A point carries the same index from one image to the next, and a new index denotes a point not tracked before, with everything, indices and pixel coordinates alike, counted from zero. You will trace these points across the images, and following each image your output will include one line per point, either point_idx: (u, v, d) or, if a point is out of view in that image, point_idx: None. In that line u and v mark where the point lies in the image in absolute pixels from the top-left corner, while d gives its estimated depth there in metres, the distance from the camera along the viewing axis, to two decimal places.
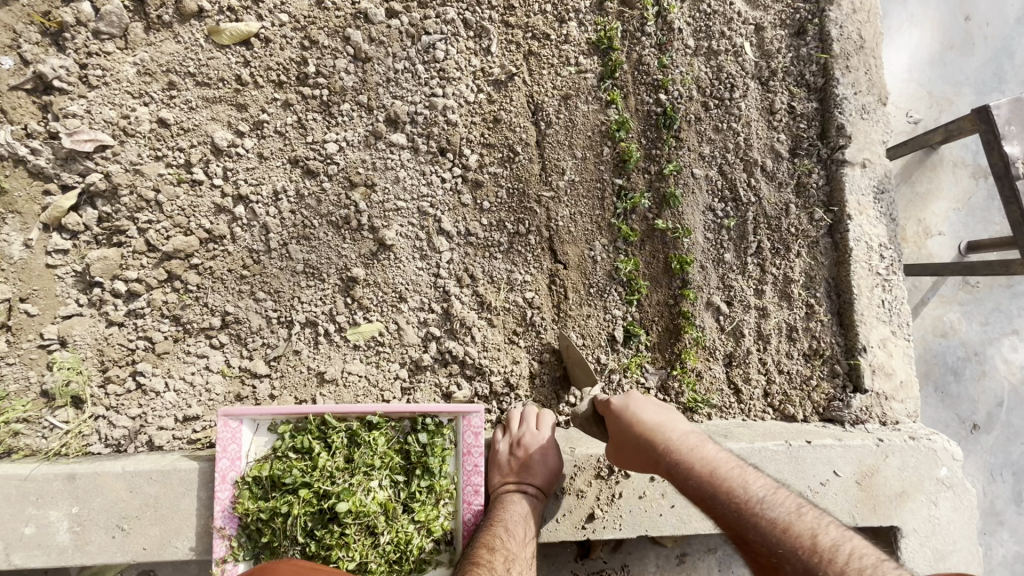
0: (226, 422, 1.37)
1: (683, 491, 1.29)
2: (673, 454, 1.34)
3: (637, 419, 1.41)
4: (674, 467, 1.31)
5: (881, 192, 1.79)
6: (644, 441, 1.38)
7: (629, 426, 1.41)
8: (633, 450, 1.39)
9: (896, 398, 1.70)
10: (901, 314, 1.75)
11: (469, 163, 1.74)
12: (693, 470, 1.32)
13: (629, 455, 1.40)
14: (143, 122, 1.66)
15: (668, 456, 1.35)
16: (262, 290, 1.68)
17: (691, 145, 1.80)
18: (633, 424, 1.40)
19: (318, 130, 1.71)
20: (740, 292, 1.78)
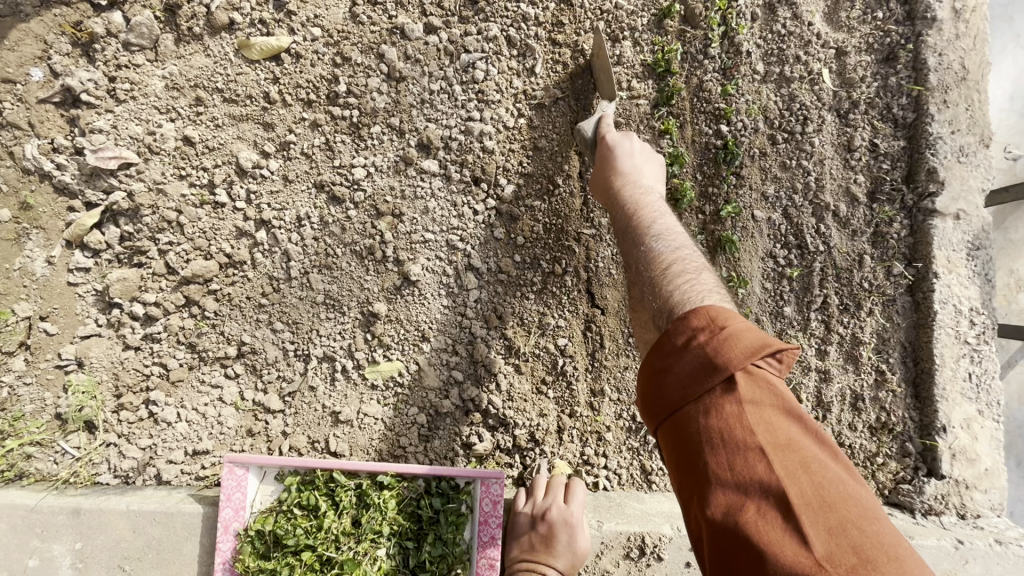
0: (232, 470, 1.29)
1: (627, 242, 1.29)
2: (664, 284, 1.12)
3: (613, 155, 1.40)
4: (622, 216, 1.33)
5: (975, 247, 1.55)
6: (614, 184, 1.37)
7: (604, 163, 1.40)
8: (600, 171, 1.41)
9: (978, 488, 1.48)
10: (991, 390, 1.52)
11: (504, 195, 1.60)
12: (651, 215, 1.30)
13: (597, 173, 1.42)
14: (169, 139, 1.59)
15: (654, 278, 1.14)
16: (280, 321, 1.59)
17: (753, 183, 1.61)
18: (604, 168, 1.40)
19: (346, 153, 1.60)
20: (800, 351, 1.59)
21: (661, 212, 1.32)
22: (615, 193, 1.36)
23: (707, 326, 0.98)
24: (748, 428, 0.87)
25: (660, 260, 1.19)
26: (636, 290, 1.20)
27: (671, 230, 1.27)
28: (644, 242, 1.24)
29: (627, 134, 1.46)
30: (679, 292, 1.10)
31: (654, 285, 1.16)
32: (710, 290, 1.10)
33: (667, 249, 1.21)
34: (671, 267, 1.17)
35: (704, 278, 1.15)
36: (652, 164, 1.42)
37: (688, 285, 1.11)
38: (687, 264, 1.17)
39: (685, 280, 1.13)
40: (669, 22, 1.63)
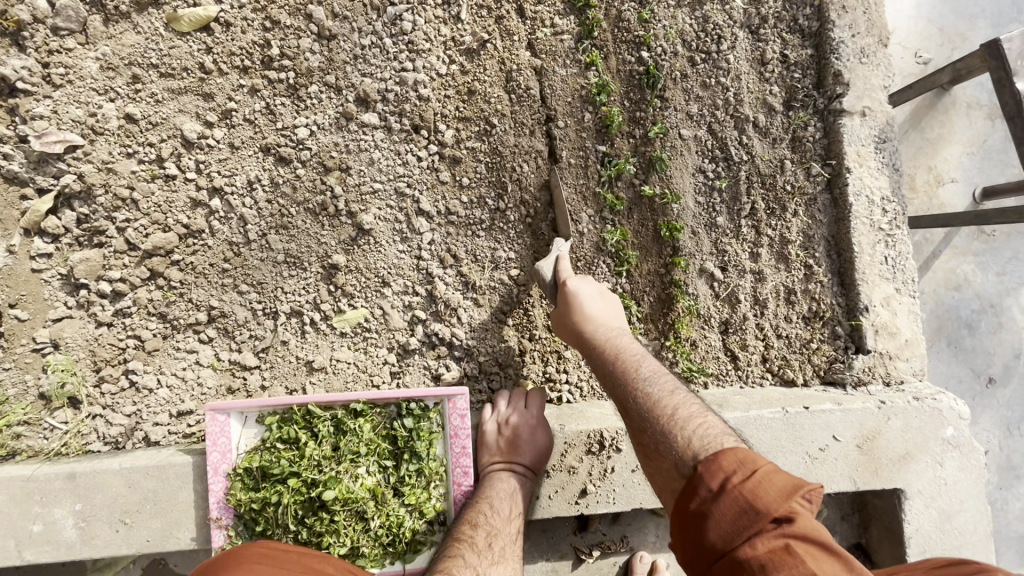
0: (214, 417, 1.37)
1: (616, 391, 1.28)
2: (677, 428, 1.12)
3: (576, 299, 1.43)
4: (605, 365, 1.34)
5: (882, 141, 1.68)
6: (584, 331, 1.41)
7: (569, 313, 1.43)
8: (568, 323, 1.44)
9: (901, 357, 1.64)
10: (906, 270, 1.67)
11: (445, 139, 1.68)
12: (640, 360, 1.33)
13: (563, 321, 1.45)
14: (111, 119, 1.63)
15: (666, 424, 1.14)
16: (245, 283, 1.66)
17: (678, 104, 1.70)
18: (574, 316, 1.42)
19: (288, 115, 1.66)
20: (735, 256, 1.71)
21: (643, 356, 1.34)
22: (590, 340, 1.40)
23: (737, 467, 0.96)
24: (805, 564, 0.81)
25: (661, 406, 1.19)
26: (644, 440, 1.16)
27: (658, 373, 1.28)
28: (641, 388, 1.24)
29: (586, 279, 1.52)
30: (693, 437, 1.09)
31: (662, 435, 1.13)
32: (721, 431, 1.10)
33: (664, 394, 1.22)
34: (674, 412, 1.16)
35: (711, 420, 1.14)
36: (612, 307, 1.47)
37: (700, 430, 1.10)
38: (691, 408, 1.18)
39: (693, 423, 1.12)
40: None
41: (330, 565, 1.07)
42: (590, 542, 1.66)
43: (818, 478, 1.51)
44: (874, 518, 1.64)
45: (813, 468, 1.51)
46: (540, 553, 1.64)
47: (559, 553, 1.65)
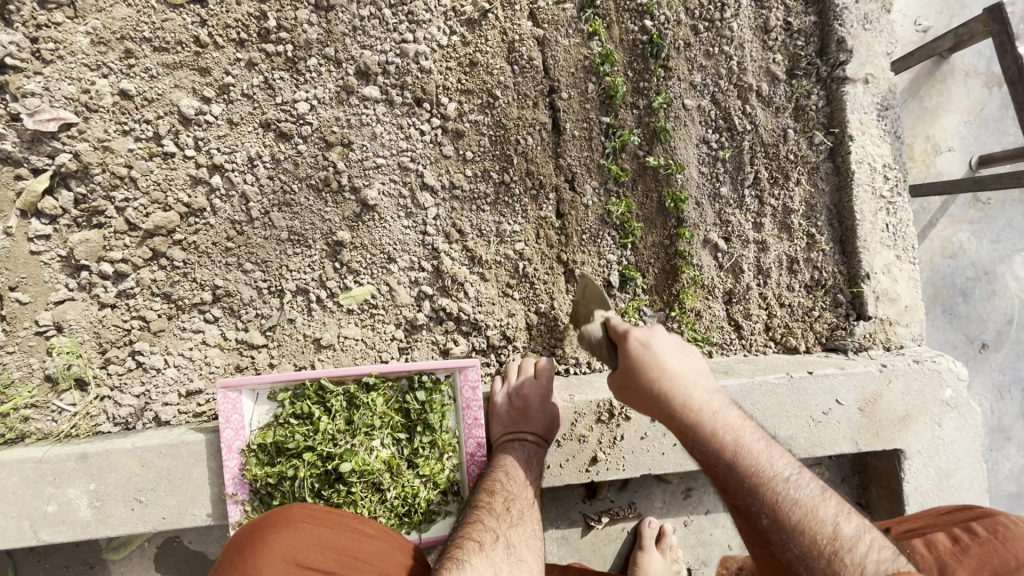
0: (226, 394, 1.37)
1: (736, 491, 1.05)
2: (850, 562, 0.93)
3: (658, 362, 1.15)
4: (718, 457, 1.07)
5: (884, 108, 1.69)
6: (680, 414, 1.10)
7: (653, 385, 1.13)
8: (653, 403, 1.14)
9: (900, 323, 1.68)
10: (907, 237, 1.70)
11: (448, 112, 1.66)
12: (760, 445, 1.08)
13: (640, 394, 1.16)
14: (105, 95, 1.59)
15: (831, 551, 0.96)
16: (249, 262, 1.65)
17: (681, 74, 1.69)
18: (659, 386, 1.13)
19: (287, 89, 1.63)
20: (738, 227, 1.72)
21: (762, 440, 1.09)
22: (681, 416, 1.10)
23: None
24: None
25: (812, 514, 1.00)
26: (796, 564, 0.98)
27: (792, 463, 1.07)
28: (779, 494, 1.02)
29: (654, 329, 1.22)
30: (862, 565, 0.93)
31: (827, 567, 0.95)
32: (894, 556, 0.95)
33: (811, 500, 1.01)
34: (832, 532, 0.98)
35: (876, 538, 0.98)
36: (699, 365, 1.18)
37: (873, 561, 0.93)
38: (846, 520, 0.99)
39: (857, 545, 0.95)
40: None
41: (368, 526, 1.23)
42: (599, 509, 1.70)
43: (821, 441, 1.55)
44: (874, 479, 1.69)
45: (817, 432, 1.55)
46: (550, 520, 1.68)
47: (568, 521, 1.69)
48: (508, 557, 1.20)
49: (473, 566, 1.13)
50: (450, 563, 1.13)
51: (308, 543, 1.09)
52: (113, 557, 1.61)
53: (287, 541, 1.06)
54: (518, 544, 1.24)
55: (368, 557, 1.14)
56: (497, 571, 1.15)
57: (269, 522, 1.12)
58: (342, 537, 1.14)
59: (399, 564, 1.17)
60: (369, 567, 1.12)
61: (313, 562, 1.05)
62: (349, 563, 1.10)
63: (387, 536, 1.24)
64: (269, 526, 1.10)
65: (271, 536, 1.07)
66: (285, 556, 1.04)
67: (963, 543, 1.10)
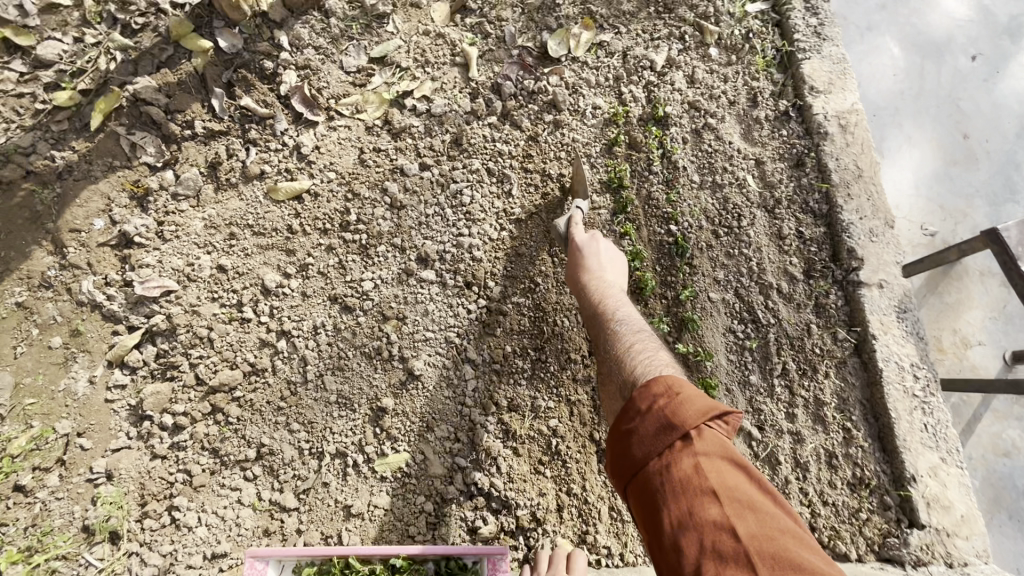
0: (253, 564, 1.35)
1: (598, 334, 1.52)
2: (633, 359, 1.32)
3: (586, 254, 1.69)
4: (592, 312, 1.57)
5: (903, 311, 1.79)
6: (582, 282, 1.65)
7: (576, 267, 1.68)
8: (575, 282, 1.67)
9: (959, 535, 1.57)
10: (949, 439, 1.67)
11: (493, 294, 1.86)
12: (614, 309, 1.54)
13: (571, 276, 1.70)
14: (205, 268, 1.88)
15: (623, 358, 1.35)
16: (297, 421, 1.75)
17: (705, 271, 1.88)
18: (580, 272, 1.66)
19: (357, 270, 1.89)
20: (771, 415, 1.74)
21: (626, 310, 1.54)
22: (588, 293, 1.62)
23: (664, 392, 1.12)
24: (706, 480, 0.96)
25: (626, 349, 1.38)
26: (606, 371, 1.38)
27: (634, 321, 1.49)
28: (612, 333, 1.47)
29: (594, 237, 1.74)
30: (638, 370, 1.27)
31: (618, 365, 1.34)
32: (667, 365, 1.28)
33: (631, 336, 1.42)
34: (633, 349, 1.37)
35: (662, 357, 1.33)
36: (610, 267, 1.67)
37: (644, 365, 1.28)
38: (649, 351, 1.35)
39: (645, 360, 1.30)
40: (617, 148, 2.01)
41: None
42: None
43: None
44: None
45: None
46: None
47: None
48: None
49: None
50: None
51: None
52: None
53: None
54: None
55: None
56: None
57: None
58: None
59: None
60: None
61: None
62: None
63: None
64: None
65: None
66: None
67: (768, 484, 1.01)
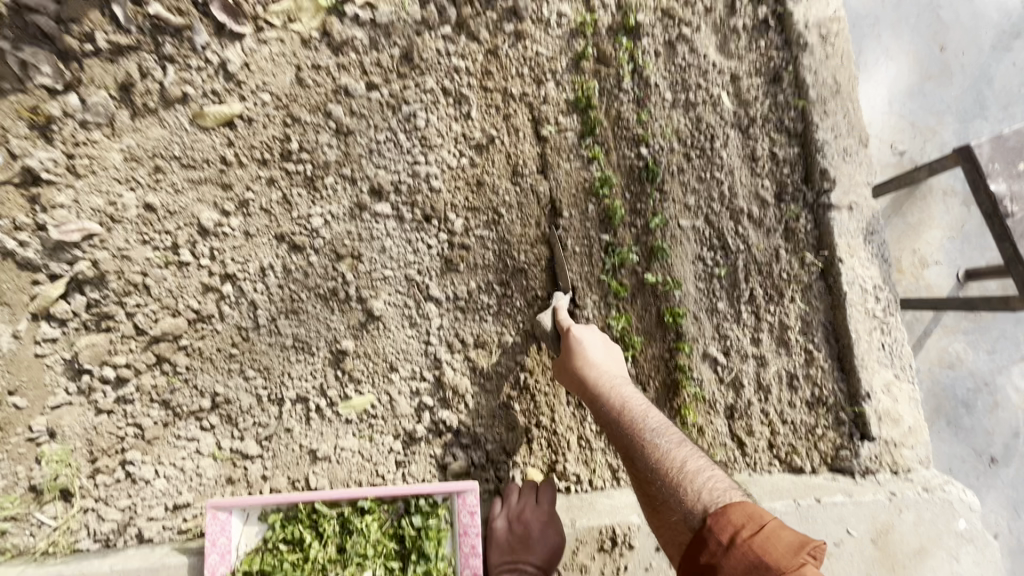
0: (215, 515, 1.32)
1: (625, 446, 1.38)
2: (687, 480, 1.25)
3: (582, 348, 1.50)
4: (609, 416, 1.41)
5: (870, 233, 1.77)
6: (582, 376, 1.46)
7: (572, 357, 1.49)
8: (572, 375, 1.50)
9: (905, 445, 1.66)
10: (903, 356, 1.72)
11: (455, 228, 1.75)
12: (635, 405, 1.42)
13: (566, 372, 1.51)
14: (130, 208, 1.68)
15: (674, 478, 1.27)
16: (251, 368, 1.66)
17: (676, 197, 1.80)
18: (577, 362, 1.48)
19: (303, 204, 1.72)
20: (737, 341, 1.75)
21: (646, 404, 1.44)
22: (595, 393, 1.43)
23: (745, 522, 1.10)
24: None
25: (670, 457, 1.31)
26: (654, 491, 1.29)
27: (663, 423, 1.40)
28: (645, 442, 1.35)
29: (586, 326, 1.57)
30: (700, 492, 1.22)
31: (670, 490, 1.25)
32: (727, 484, 1.24)
33: (671, 447, 1.33)
34: (678, 467, 1.28)
35: (715, 474, 1.27)
36: (614, 357, 1.54)
37: (701, 488, 1.22)
38: (696, 460, 1.30)
39: (702, 478, 1.25)
40: (586, 63, 1.83)
41: None
42: None
43: None
44: None
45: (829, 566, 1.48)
46: None
47: None
48: None
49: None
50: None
51: None
52: None
53: None
54: None
55: None
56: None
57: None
58: None
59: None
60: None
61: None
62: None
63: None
64: None
65: None
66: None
67: None
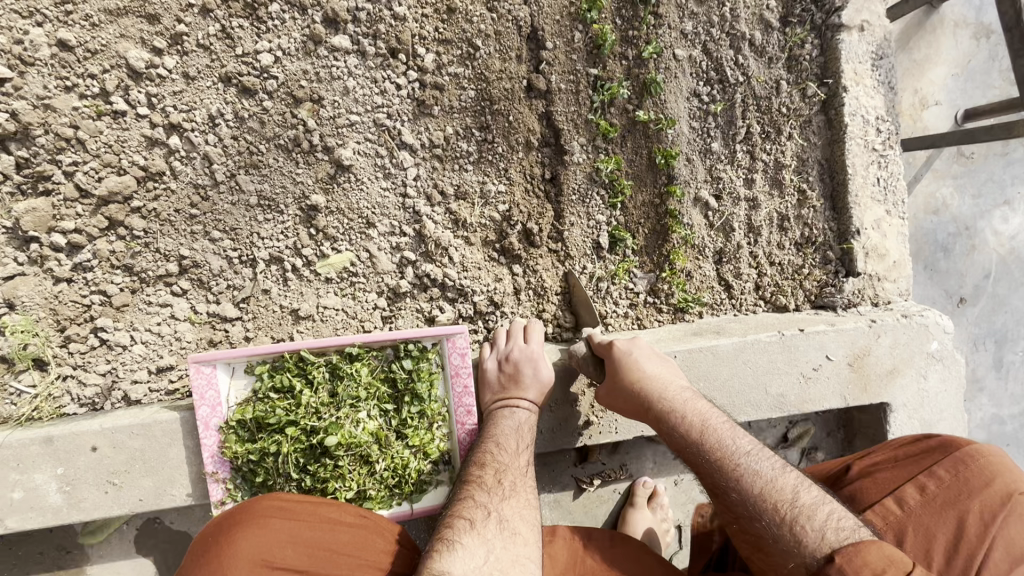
0: (199, 369, 1.29)
1: (712, 477, 1.18)
2: (801, 514, 1.04)
3: (637, 362, 1.33)
4: (685, 439, 1.23)
5: (878, 58, 1.64)
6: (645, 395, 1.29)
7: (624, 376, 1.32)
8: (624, 395, 1.34)
9: (888, 279, 1.68)
10: (897, 191, 1.68)
11: (426, 64, 1.55)
12: (715, 425, 1.24)
13: (621, 391, 1.34)
14: (40, 46, 1.42)
15: (785, 512, 1.06)
16: (217, 229, 1.55)
17: (672, 21, 1.60)
18: (633, 380, 1.31)
19: (247, 39, 1.49)
20: (729, 184, 1.67)
21: (730, 425, 1.25)
22: (665, 413, 1.27)
23: (886, 565, 0.88)
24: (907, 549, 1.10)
25: (774, 486, 1.10)
26: (761, 530, 1.08)
27: (757, 446, 1.20)
28: (738, 468, 1.15)
29: (636, 338, 1.40)
30: (823, 530, 1.00)
31: (783, 530, 1.04)
32: (853, 519, 1.02)
33: (771, 473, 1.13)
34: (787, 499, 1.07)
35: (834, 506, 1.06)
36: (674, 372, 1.36)
37: (824, 523, 1.01)
38: (807, 490, 1.09)
39: (821, 513, 1.03)
40: None
41: (346, 513, 1.23)
42: (592, 472, 1.71)
43: (812, 397, 1.55)
44: (858, 433, 1.71)
45: (807, 388, 1.55)
46: (543, 485, 1.69)
47: (561, 484, 1.69)
48: (500, 532, 1.19)
49: (464, 546, 1.13)
50: (441, 545, 1.14)
51: (284, 540, 1.12)
52: (91, 541, 1.57)
53: (259, 542, 1.10)
54: (511, 518, 1.23)
55: (344, 548, 1.16)
56: (487, 548, 1.15)
57: (241, 513, 1.15)
58: (316, 530, 1.16)
59: (382, 552, 1.21)
60: (348, 562, 1.14)
61: (284, 560, 1.09)
62: (327, 559, 1.13)
63: (370, 520, 1.26)
64: (231, 522, 1.14)
65: (242, 534, 1.11)
66: (252, 557, 1.07)
67: (932, 487, 1.15)
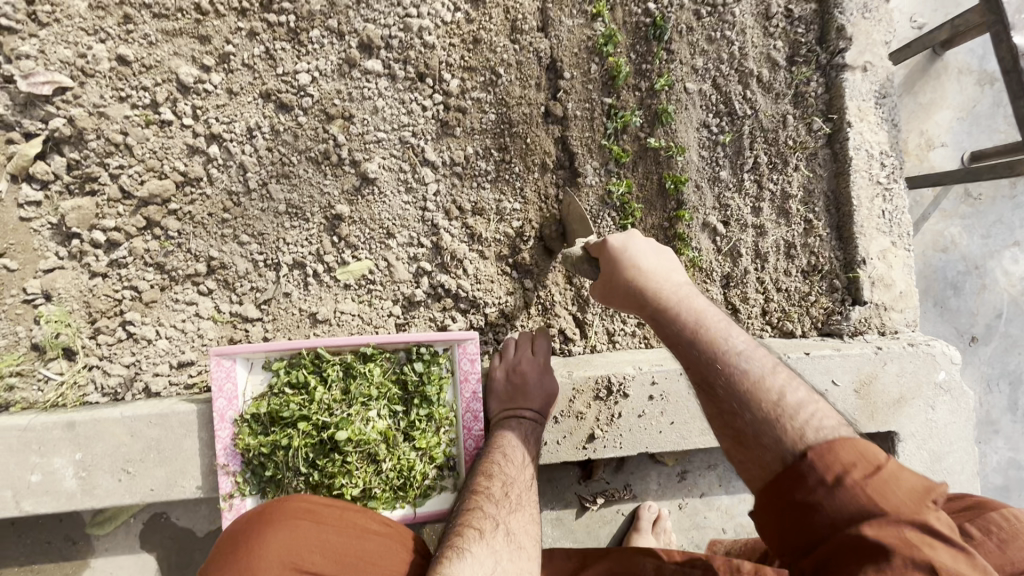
0: (220, 361, 1.34)
1: (697, 368, 1.08)
2: (782, 408, 0.96)
3: (636, 257, 1.25)
4: (680, 333, 1.12)
5: (881, 97, 1.71)
6: (640, 293, 1.20)
7: (620, 270, 1.24)
8: (623, 291, 1.24)
9: (895, 309, 1.70)
10: (902, 224, 1.72)
11: (450, 89, 1.66)
12: (711, 319, 1.12)
13: (617, 291, 1.26)
14: (102, 60, 1.56)
15: (764, 407, 0.98)
16: (245, 234, 1.63)
17: (683, 58, 1.70)
18: (628, 275, 1.22)
19: (288, 60, 1.62)
20: (737, 211, 1.73)
21: (726, 322, 1.14)
22: (656, 301, 1.17)
23: (856, 461, 0.85)
24: None
25: (759, 386, 1.00)
26: (739, 424, 0.99)
27: (752, 344, 1.08)
28: (723, 363, 1.05)
29: (631, 236, 1.32)
30: (803, 427, 0.92)
31: (761, 424, 0.96)
32: (839, 421, 0.93)
33: (764, 371, 1.02)
34: (771, 394, 0.99)
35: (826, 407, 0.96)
36: (671, 263, 1.26)
37: (806, 417, 0.94)
38: (796, 389, 1.00)
39: (805, 411, 0.95)
40: None
41: (374, 520, 1.27)
42: (594, 490, 1.71)
43: None
44: None
45: None
46: (546, 501, 1.69)
47: (563, 501, 1.70)
48: (508, 544, 1.18)
49: (473, 554, 1.12)
50: (449, 552, 1.13)
51: (312, 545, 1.14)
52: (98, 532, 1.59)
53: (285, 542, 1.12)
54: (518, 531, 1.22)
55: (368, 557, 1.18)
56: (496, 558, 1.13)
57: (272, 510, 1.18)
58: (344, 536, 1.19)
59: (402, 561, 1.22)
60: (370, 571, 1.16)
61: (313, 564, 1.12)
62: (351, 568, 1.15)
63: (393, 527, 1.29)
64: (258, 519, 1.17)
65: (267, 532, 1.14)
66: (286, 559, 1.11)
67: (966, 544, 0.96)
